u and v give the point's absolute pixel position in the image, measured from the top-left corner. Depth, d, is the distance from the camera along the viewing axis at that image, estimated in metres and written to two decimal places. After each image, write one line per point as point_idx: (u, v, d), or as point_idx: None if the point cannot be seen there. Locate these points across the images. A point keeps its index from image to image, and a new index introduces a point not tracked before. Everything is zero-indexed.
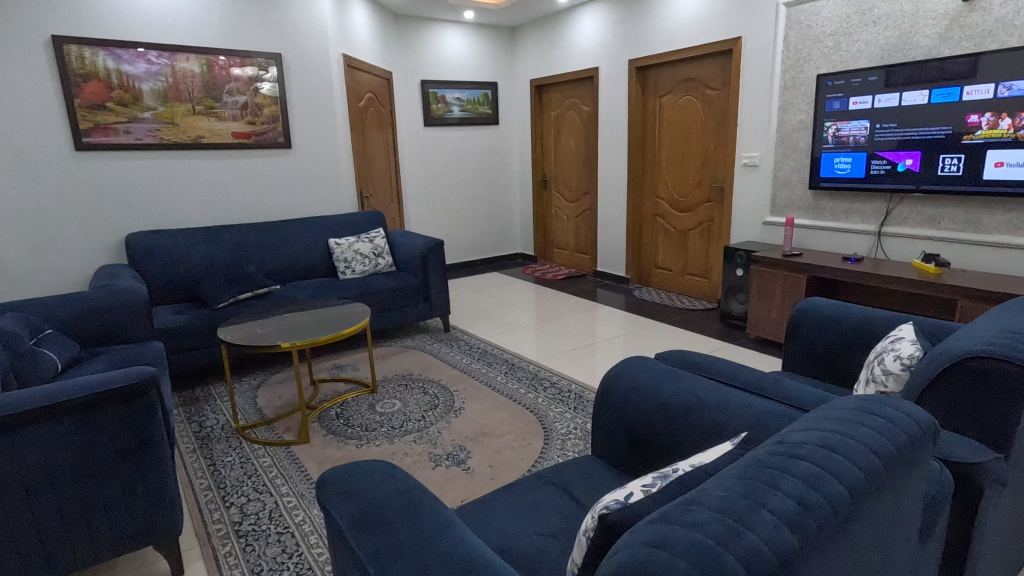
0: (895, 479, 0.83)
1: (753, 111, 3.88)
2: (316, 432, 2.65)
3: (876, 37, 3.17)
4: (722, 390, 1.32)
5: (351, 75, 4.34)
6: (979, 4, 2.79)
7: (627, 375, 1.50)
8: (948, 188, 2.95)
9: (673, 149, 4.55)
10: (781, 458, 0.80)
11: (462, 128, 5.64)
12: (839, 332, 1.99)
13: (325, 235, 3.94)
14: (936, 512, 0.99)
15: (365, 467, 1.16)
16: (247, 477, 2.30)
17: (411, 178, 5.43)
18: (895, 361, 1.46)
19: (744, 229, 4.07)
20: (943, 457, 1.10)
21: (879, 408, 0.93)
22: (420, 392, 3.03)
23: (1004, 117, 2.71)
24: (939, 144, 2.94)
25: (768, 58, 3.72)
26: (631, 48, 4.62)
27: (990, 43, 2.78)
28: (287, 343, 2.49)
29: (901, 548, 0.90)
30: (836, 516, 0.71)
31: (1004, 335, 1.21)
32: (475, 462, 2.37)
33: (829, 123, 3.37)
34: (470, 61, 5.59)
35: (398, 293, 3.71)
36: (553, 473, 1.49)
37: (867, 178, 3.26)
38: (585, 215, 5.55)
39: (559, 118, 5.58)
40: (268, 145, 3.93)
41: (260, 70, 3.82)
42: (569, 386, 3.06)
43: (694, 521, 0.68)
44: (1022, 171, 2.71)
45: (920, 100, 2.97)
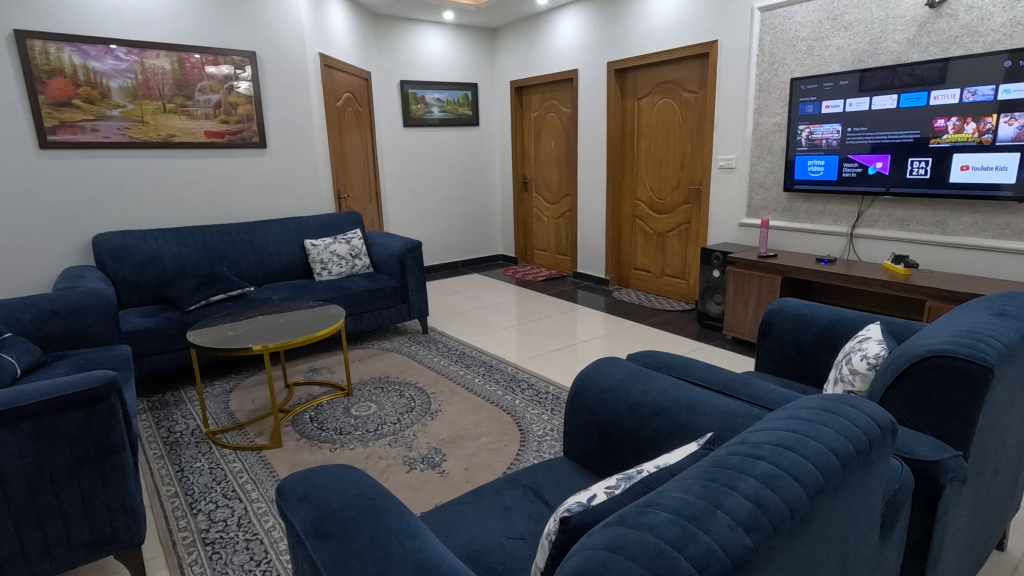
0: (854, 477, 0.83)
1: (729, 114, 3.91)
2: (289, 436, 2.60)
3: (847, 43, 3.23)
4: (690, 391, 1.32)
5: (328, 75, 4.29)
6: (946, 11, 2.85)
7: (598, 376, 1.49)
8: (917, 190, 3.01)
9: (651, 150, 4.58)
10: (740, 458, 0.79)
11: (442, 128, 5.62)
12: (809, 332, 2.01)
13: (301, 236, 3.89)
14: (896, 510, 1.00)
15: (327, 471, 1.13)
16: (216, 483, 2.24)
17: (391, 178, 5.39)
18: (862, 360, 1.47)
19: (721, 231, 4.11)
20: (905, 455, 1.11)
21: (839, 407, 0.93)
22: (397, 395, 2.99)
23: (970, 122, 2.78)
24: (908, 148, 3.00)
25: (744, 61, 3.76)
26: (610, 50, 4.64)
27: (957, 49, 2.84)
28: (259, 346, 2.44)
29: (861, 546, 0.91)
30: (792, 516, 0.71)
31: (964, 335, 1.23)
32: (451, 465, 2.34)
33: (802, 126, 3.42)
34: (450, 62, 5.57)
35: (376, 294, 3.67)
36: (525, 475, 1.48)
37: (840, 181, 3.31)
38: (565, 216, 5.56)
39: (539, 119, 5.59)
40: (242, 145, 3.86)
41: (236, 69, 3.76)
42: (547, 388, 3.05)
43: (649, 524, 0.67)
44: (987, 174, 2.77)
45: (889, 104, 3.03)
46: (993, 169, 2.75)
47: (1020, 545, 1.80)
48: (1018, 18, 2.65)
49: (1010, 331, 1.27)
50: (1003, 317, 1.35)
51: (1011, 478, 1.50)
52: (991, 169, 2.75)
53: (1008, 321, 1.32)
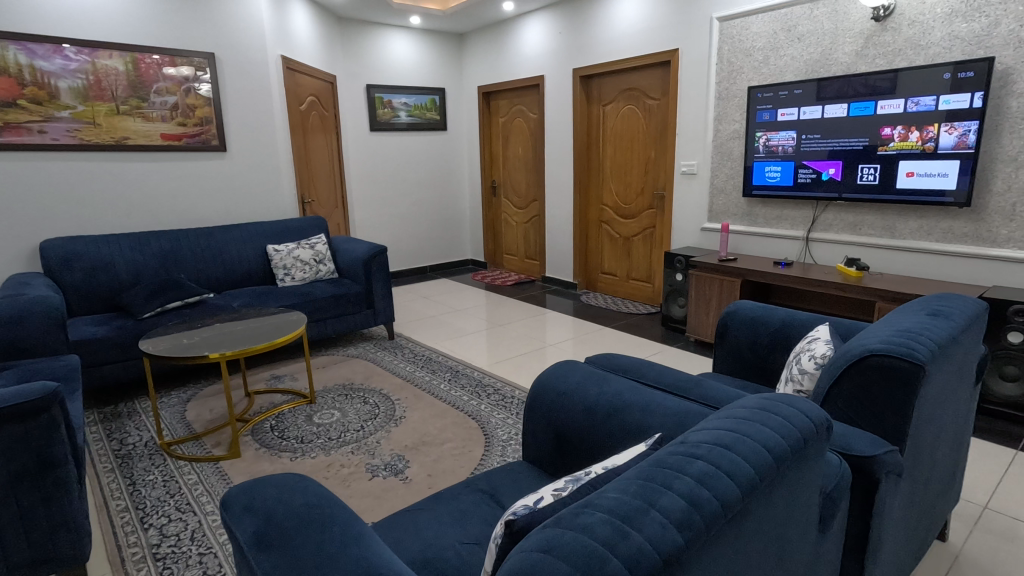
0: (788, 473, 0.86)
1: (690, 120, 4.00)
2: (248, 446, 2.54)
3: (800, 53, 3.34)
4: (644, 392, 1.34)
5: (291, 78, 4.22)
6: (891, 24, 2.98)
7: (555, 380, 1.50)
8: (867, 196, 3.13)
9: (617, 155, 4.64)
10: (678, 457, 0.81)
11: (410, 133, 5.59)
12: (763, 333, 2.06)
13: (263, 241, 3.81)
14: (835, 504, 1.03)
15: (276, 481, 1.11)
16: (169, 496, 2.17)
17: (357, 183, 5.34)
18: (810, 360, 1.52)
19: (684, 235, 4.19)
20: (844, 450, 1.15)
21: (777, 406, 0.96)
22: (361, 401, 2.96)
23: (914, 131, 2.90)
24: (858, 155, 3.12)
25: (704, 70, 3.86)
26: (576, 57, 4.70)
27: (901, 61, 2.97)
28: (216, 354, 2.38)
29: (799, 540, 0.94)
30: (724, 513, 0.73)
31: (900, 334, 1.29)
32: (414, 471, 2.33)
33: (760, 133, 3.52)
34: (417, 67, 5.55)
35: (340, 300, 3.62)
36: (482, 480, 1.48)
37: (795, 186, 3.41)
38: (533, 221, 5.58)
39: (507, 124, 5.61)
40: (201, 148, 3.77)
41: (196, 71, 3.68)
42: (512, 392, 3.05)
43: (583, 525, 0.68)
44: (930, 180, 2.90)
45: (840, 112, 3.15)
46: (936, 175, 2.87)
47: (960, 535, 1.89)
48: (956, 33, 2.79)
49: (941, 331, 1.33)
50: (937, 317, 1.41)
51: (947, 471, 1.57)
52: (934, 175, 2.88)
53: (941, 321, 1.39)
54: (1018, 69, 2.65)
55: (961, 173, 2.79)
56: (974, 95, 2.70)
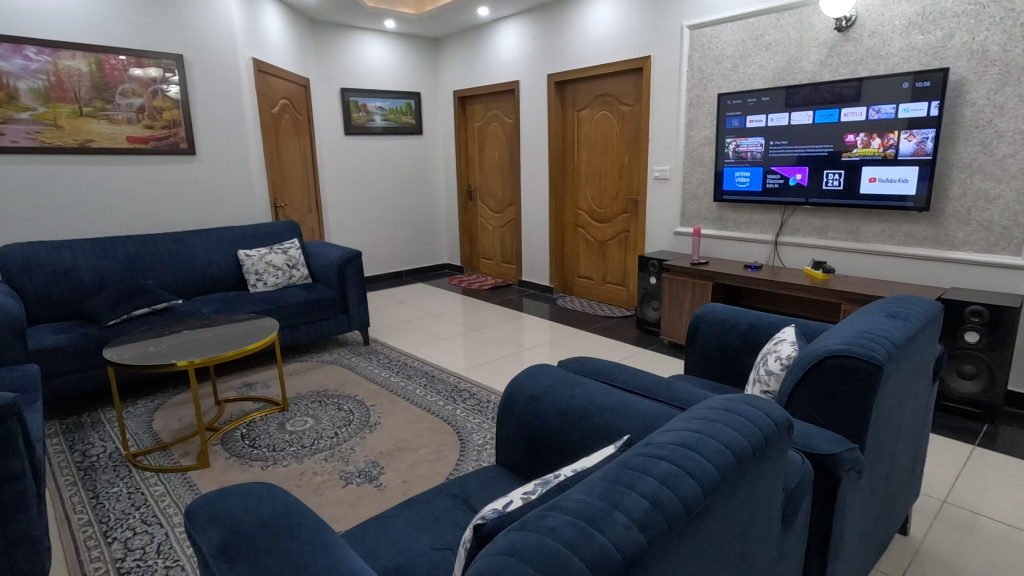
0: (750, 473, 0.88)
1: (663, 126, 4.07)
2: (218, 455, 2.49)
3: (768, 61, 3.43)
4: (615, 395, 1.36)
5: (263, 80, 4.16)
6: (853, 35, 3.08)
7: (528, 384, 1.51)
8: (833, 201, 3.22)
9: (591, 160, 4.68)
10: (642, 458, 0.83)
11: (385, 137, 5.56)
12: (733, 335, 2.11)
13: (234, 246, 3.75)
14: (797, 502, 1.06)
15: (242, 490, 1.10)
16: (135, 509, 2.11)
17: (332, 187, 5.28)
18: (776, 361, 1.56)
19: (657, 239, 4.25)
20: (806, 449, 1.18)
21: (741, 407, 0.98)
22: (335, 408, 2.92)
23: (876, 138, 3.00)
24: (823, 161, 3.21)
25: (675, 76, 3.93)
26: (551, 64, 4.74)
27: (863, 70, 3.07)
28: (184, 362, 2.33)
29: (763, 537, 0.96)
30: (686, 513, 0.74)
31: (859, 335, 1.33)
32: (388, 478, 2.31)
33: (730, 139, 3.59)
34: (392, 71, 5.53)
35: (314, 306, 3.58)
36: (456, 485, 1.48)
37: (764, 192, 3.49)
38: (509, 225, 5.60)
39: (482, 129, 5.63)
40: (169, 152, 3.69)
41: (164, 73, 3.61)
42: (488, 397, 3.05)
43: (547, 527, 0.69)
44: (892, 186, 3.00)
45: (806, 119, 3.23)
46: (897, 181, 2.97)
47: (921, 529, 1.95)
48: (914, 44, 2.89)
49: (898, 331, 1.38)
50: (895, 318, 1.47)
51: (907, 467, 1.62)
52: (895, 181, 2.97)
53: (898, 322, 1.44)
54: (971, 79, 2.76)
55: (920, 179, 2.89)
56: (931, 104, 2.80)
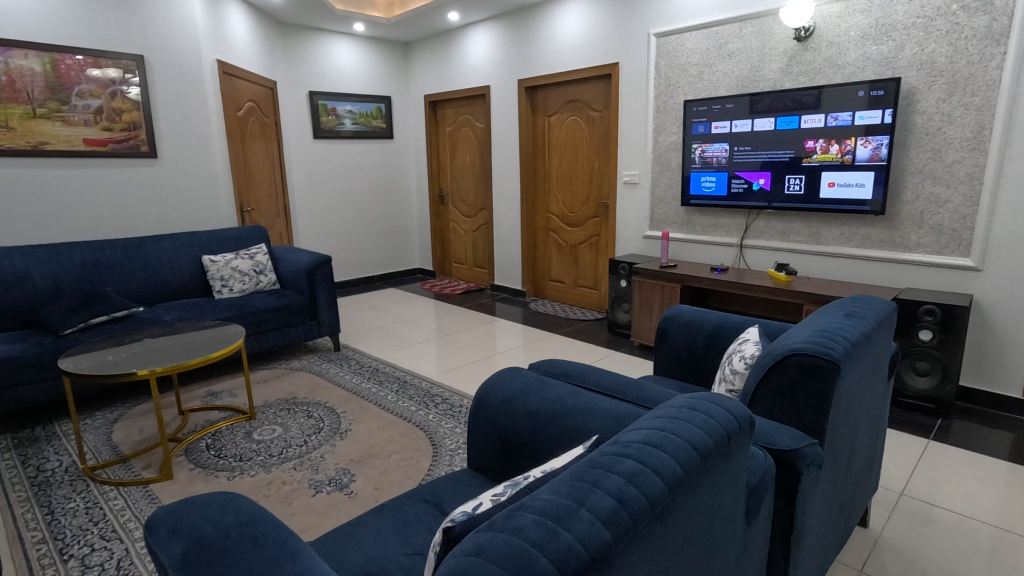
0: (713, 467, 0.90)
1: (631, 131, 4.13)
2: (181, 467, 2.42)
3: (731, 69, 3.52)
4: (584, 395, 1.37)
5: (228, 82, 4.08)
6: (811, 45, 3.19)
7: (498, 387, 1.51)
8: (794, 205, 3.32)
9: (562, 165, 4.73)
10: (609, 457, 0.84)
11: (355, 141, 5.51)
12: (700, 336, 2.15)
13: (198, 251, 3.65)
14: (760, 496, 1.09)
15: (206, 501, 1.07)
16: (93, 524, 2.04)
17: (301, 191, 5.20)
18: (740, 360, 1.60)
19: (627, 243, 4.31)
20: (768, 445, 1.21)
21: (704, 404, 1.00)
22: (305, 415, 2.87)
23: (834, 144, 3.11)
24: (785, 166, 3.31)
25: (643, 83, 4.00)
26: (521, 70, 4.77)
27: (821, 79, 3.18)
28: (145, 371, 2.26)
29: (727, 531, 0.98)
30: (651, 509, 0.76)
31: (818, 334, 1.37)
32: (359, 485, 2.27)
33: (696, 145, 3.68)
34: (362, 74, 5.49)
35: (282, 312, 3.51)
36: (427, 490, 1.47)
37: (729, 196, 3.58)
38: (481, 230, 5.60)
39: (454, 134, 5.63)
40: (129, 155, 3.58)
41: (124, 74, 3.51)
42: (460, 401, 3.04)
43: (515, 527, 0.70)
44: (849, 190, 3.11)
45: (768, 126, 3.33)
46: (854, 185, 3.08)
47: (880, 521, 2.02)
48: (868, 54, 3.01)
49: (855, 330, 1.43)
50: (852, 317, 1.52)
51: (865, 461, 1.68)
52: (852, 185, 3.09)
53: (855, 321, 1.49)
54: (921, 88, 2.88)
55: (876, 183, 3.01)
56: (885, 112, 2.92)
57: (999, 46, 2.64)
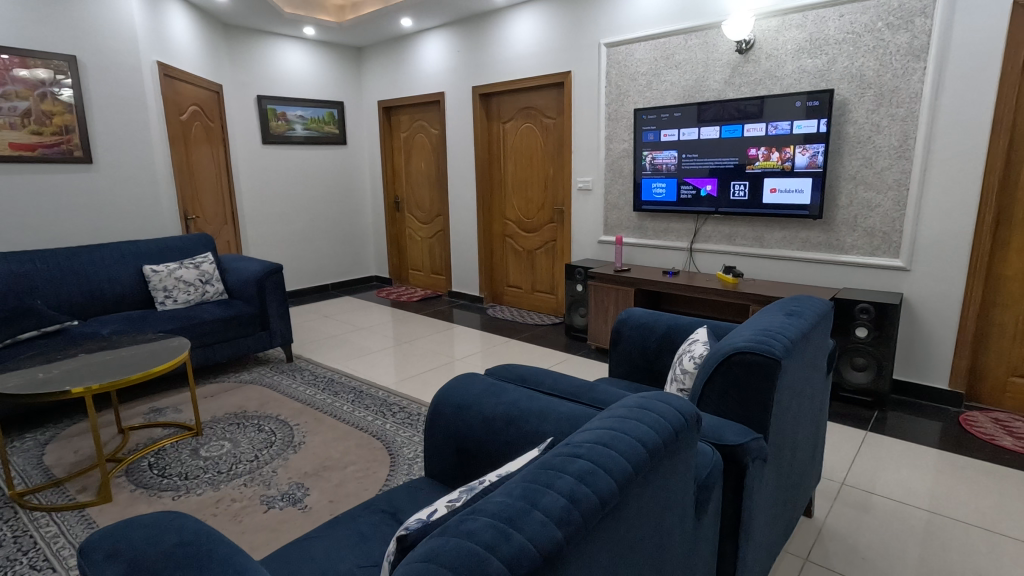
0: (661, 464, 0.92)
1: (584, 139, 4.21)
2: (122, 488, 2.29)
3: (678, 79, 3.65)
4: (539, 399, 1.38)
5: (169, 85, 3.92)
6: (752, 57, 3.34)
7: (454, 393, 1.50)
8: (739, 210, 3.46)
9: (518, 171, 4.76)
10: (561, 457, 0.85)
11: (306, 147, 5.39)
12: (653, 338, 2.20)
13: (139, 261, 3.49)
14: (708, 491, 1.13)
15: (147, 521, 1.02)
16: (22, 554, 1.91)
17: (249, 198, 5.04)
18: (690, 360, 1.65)
19: (582, 248, 4.38)
20: (716, 441, 1.25)
21: (652, 403, 1.03)
22: (255, 430, 2.77)
23: (775, 151, 3.26)
24: (730, 173, 3.45)
25: (595, 91, 4.09)
26: (475, 76, 4.79)
27: (761, 89, 3.33)
28: (80, 388, 2.13)
29: (677, 526, 1.02)
30: (602, 506, 0.77)
31: (762, 333, 1.43)
32: (314, 499, 2.21)
33: (646, 152, 3.78)
34: (313, 79, 5.38)
35: (230, 322, 3.39)
36: (383, 500, 1.44)
37: (679, 202, 3.70)
38: (438, 236, 5.57)
39: (408, 140, 5.59)
40: (61, 160, 3.39)
41: (56, 74, 3.33)
42: (418, 409, 3.01)
43: (468, 530, 0.70)
44: (789, 196, 3.26)
45: (714, 134, 3.46)
46: (794, 191, 3.24)
47: (824, 510, 2.11)
48: (804, 67, 3.18)
49: (794, 328, 1.50)
50: (792, 316, 1.60)
51: (808, 453, 1.76)
52: (792, 191, 3.24)
53: (795, 320, 1.56)
54: (852, 100, 3.06)
55: (813, 189, 3.17)
56: (820, 121, 3.08)
57: (919, 61, 2.84)
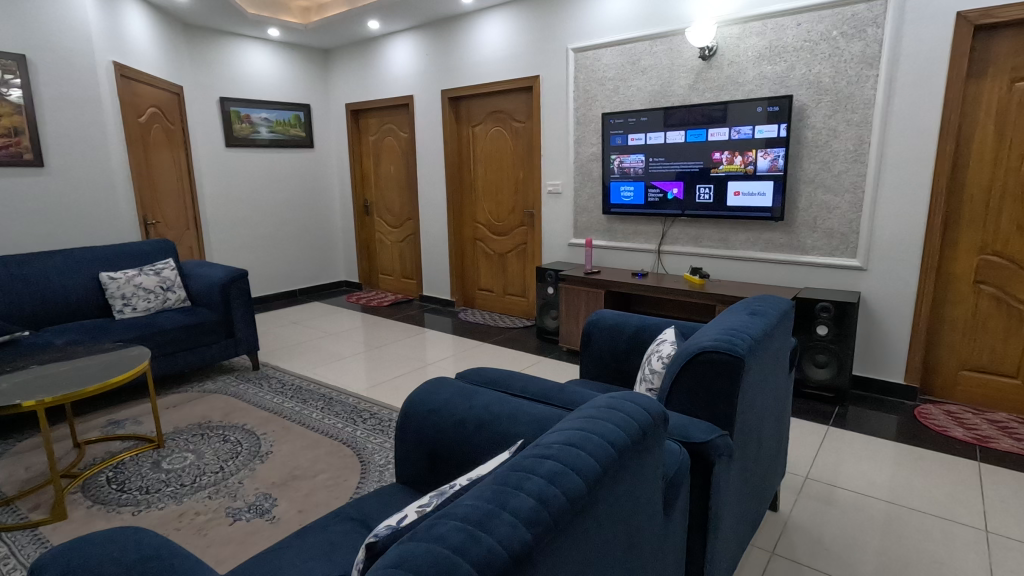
0: (629, 463, 0.94)
1: (553, 142, 4.24)
2: (78, 505, 2.20)
3: (644, 84, 3.71)
4: (510, 401, 1.38)
5: (126, 86, 3.80)
6: (715, 63, 3.42)
7: (425, 397, 1.49)
8: (705, 213, 3.54)
9: (488, 174, 4.77)
10: (530, 459, 0.86)
11: (272, 150, 5.29)
12: (622, 339, 2.23)
13: (95, 267, 3.36)
14: (676, 488, 1.15)
15: (104, 537, 0.99)
16: None
17: (213, 202, 4.91)
18: (658, 360, 1.68)
19: (553, 250, 4.41)
20: (683, 439, 1.28)
21: (620, 403, 1.04)
22: (220, 440, 2.70)
23: (738, 155, 3.34)
24: (695, 176, 3.52)
25: (563, 95, 4.13)
26: (444, 80, 4.78)
27: (724, 95, 3.42)
28: (32, 402, 2.04)
29: (646, 523, 1.03)
30: (571, 507, 0.78)
31: (726, 332, 1.46)
32: (282, 510, 2.16)
33: (614, 156, 3.83)
34: (278, 81, 5.29)
35: (193, 330, 3.29)
36: (353, 508, 1.42)
37: (647, 205, 3.76)
38: (409, 240, 5.53)
39: (377, 143, 5.54)
40: (10, 163, 3.24)
41: (5, 74, 3.18)
42: (389, 415, 2.98)
43: (437, 535, 0.70)
44: (752, 199, 3.35)
45: (679, 138, 3.54)
46: (756, 194, 3.33)
47: (789, 504, 2.17)
48: (764, 73, 3.27)
49: (757, 327, 1.54)
50: (754, 315, 1.64)
51: (772, 448, 1.81)
52: (755, 194, 3.33)
53: (757, 319, 1.61)
54: (810, 106, 3.17)
55: (775, 192, 3.27)
56: (780, 126, 3.18)
57: (872, 69, 2.95)
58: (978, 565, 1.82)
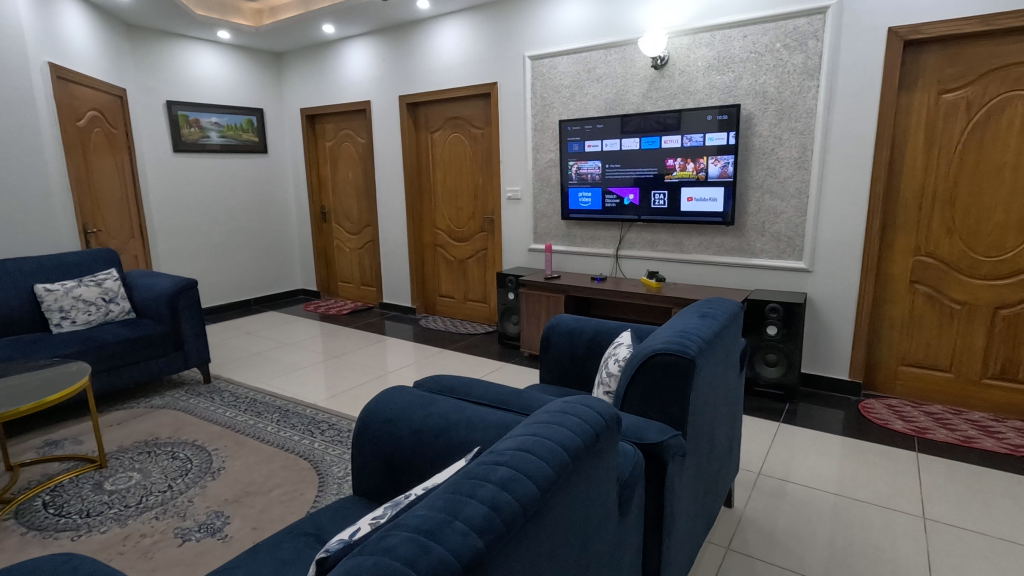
0: (583, 466, 0.95)
1: (512, 148, 4.27)
2: (10, 532, 2.06)
3: (600, 92, 3.78)
4: (468, 409, 1.38)
5: (63, 88, 3.63)
6: (666, 72, 3.52)
7: (382, 407, 1.47)
8: (660, 218, 3.63)
9: (447, 180, 4.75)
10: (484, 466, 0.86)
11: (223, 155, 5.13)
12: (580, 343, 2.26)
13: (30, 279, 3.18)
14: (630, 490, 1.17)
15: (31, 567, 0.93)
16: None
17: (160, 209, 4.73)
18: (615, 363, 1.71)
19: (513, 256, 4.43)
20: (638, 440, 1.30)
21: (575, 408, 1.05)
22: (169, 457, 2.59)
23: (690, 162, 3.44)
24: (650, 182, 3.61)
25: (520, 102, 4.16)
26: (401, 85, 4.75)
27: (676, 103, 3.52)
28: None
29: (601, 525, 1.05)
30: (524, 513, 0.78)
31: (678, 334, 1.50)
32: (234, 528, 2.09)
33: (572, 162, 3.89)
34: (228, 85, 5.14)
35: (139, 343, 3.15)
36: (308, 523, 1.39)
37: (604, 211, 3.82)
38: (367, 247, 5.45)
39: (334, 148, 5.44)
40: None
41: None
42: (348, 426, 2.92)
43: (387, 547, 0.69)
44: (704, 204, 3.46)
45: (634, 145, 3.62)
46: (708, 200, 3.44)
47: (743, 500, 2.24)
48: (713, 83, 3.38)
49: (708, 329, 1.59)
50: (705, 318, 1.69)
51: (725, 447, 1.86)
52: (707, 200, 3.44)
53: (708, 321, 1.66)
54: (757, 114, 3.29)
55: (725, 198, 3.38)
56: (729, 134, 3.29)
57: (813, 80, 3.09)
58: (917, 550, 1.92)
